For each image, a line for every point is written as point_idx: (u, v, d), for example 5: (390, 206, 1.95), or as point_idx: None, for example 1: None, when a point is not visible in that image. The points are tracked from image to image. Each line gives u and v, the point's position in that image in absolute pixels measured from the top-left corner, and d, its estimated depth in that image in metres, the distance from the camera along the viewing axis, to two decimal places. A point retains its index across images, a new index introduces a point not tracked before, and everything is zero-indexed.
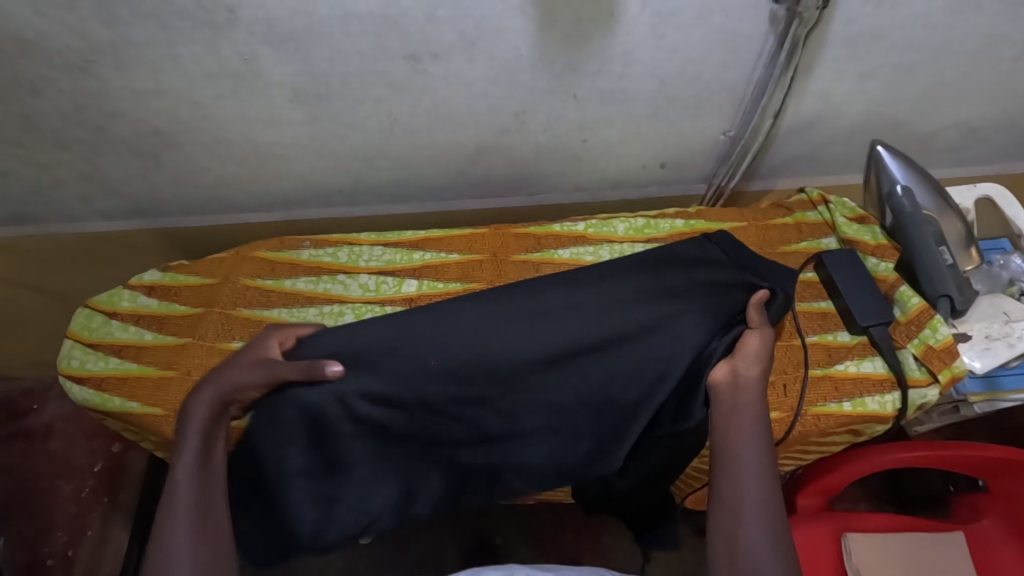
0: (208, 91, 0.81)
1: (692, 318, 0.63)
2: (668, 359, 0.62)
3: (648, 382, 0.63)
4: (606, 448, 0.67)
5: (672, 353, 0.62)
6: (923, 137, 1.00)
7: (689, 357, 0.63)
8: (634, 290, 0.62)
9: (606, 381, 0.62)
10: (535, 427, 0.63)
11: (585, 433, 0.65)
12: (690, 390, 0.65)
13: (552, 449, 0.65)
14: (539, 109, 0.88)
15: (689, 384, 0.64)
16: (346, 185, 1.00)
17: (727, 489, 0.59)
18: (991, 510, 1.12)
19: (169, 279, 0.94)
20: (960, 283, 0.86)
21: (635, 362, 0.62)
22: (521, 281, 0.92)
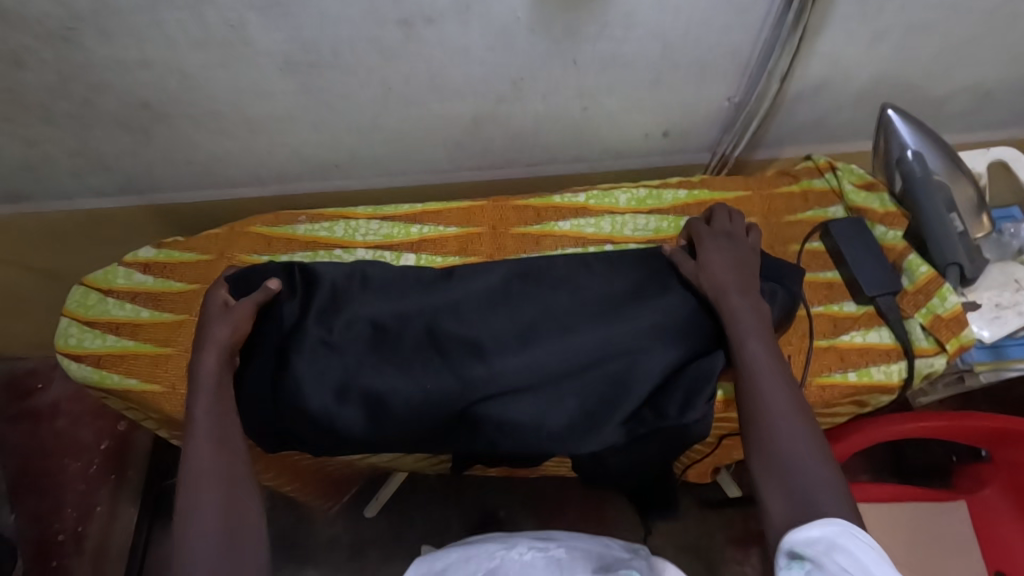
0: (194, 61, 0.78)
1: (671, 319, 0.78)
2: (654, 353, 0.76)
3: (642, 370, 0.75)
4: (599, 412, 0.74)
5: (657, 348, 0.76)
6: (935, 101, 0.97)
7: (674, 354, 0.76)
8: (617, 291, 0.82)
9: (604, 344, 0.76)
10: (535, 390, 0.75)
11: (574, 387, 0.75)
12: (695, 387, 0.74)
13: (550, 414, 0.74)
14: (538, 75, 0.85)
15: (674, 377, 0.76)
16: (341, 159, 0.98)
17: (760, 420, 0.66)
18: (994, 481, 1.14)
19: (163, 256, 0.93)
20: (971, 251, 0.83)
21: (620, 350, 0.76)
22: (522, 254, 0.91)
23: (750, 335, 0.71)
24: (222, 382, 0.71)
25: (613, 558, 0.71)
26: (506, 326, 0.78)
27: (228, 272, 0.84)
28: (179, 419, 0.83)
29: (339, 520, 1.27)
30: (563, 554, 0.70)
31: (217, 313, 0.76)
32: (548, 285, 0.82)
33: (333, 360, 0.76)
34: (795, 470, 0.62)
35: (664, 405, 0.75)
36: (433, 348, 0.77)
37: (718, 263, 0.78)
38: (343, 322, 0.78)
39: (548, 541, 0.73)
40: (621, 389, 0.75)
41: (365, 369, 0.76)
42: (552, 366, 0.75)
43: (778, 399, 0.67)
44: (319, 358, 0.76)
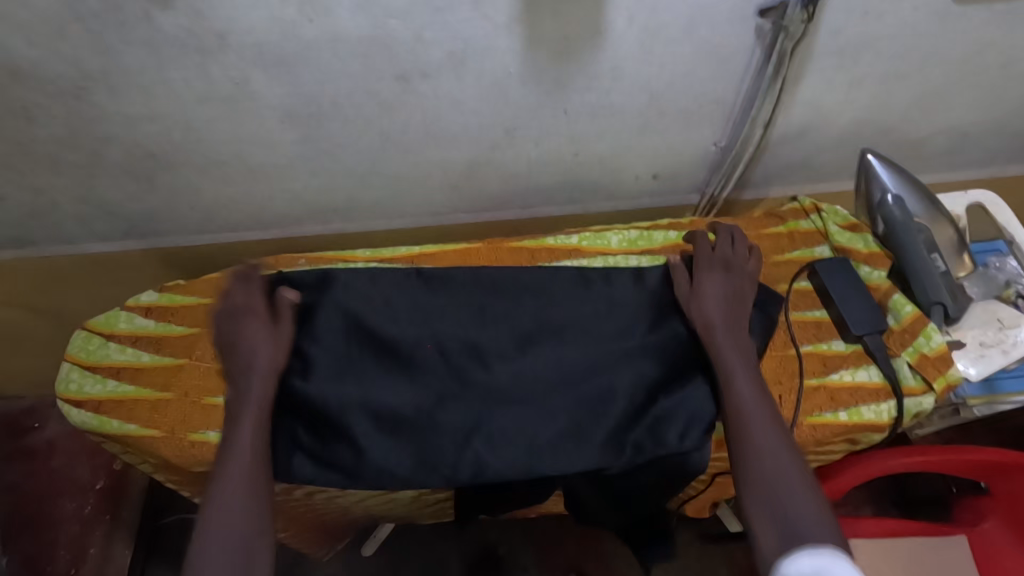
0: (199, 114, 0.81)
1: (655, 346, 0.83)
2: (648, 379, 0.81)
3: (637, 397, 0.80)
4: (585, 428, 0.79)
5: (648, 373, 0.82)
6: (914, 143, 1.00)
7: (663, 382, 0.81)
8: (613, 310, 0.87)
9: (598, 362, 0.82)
10: (539, 415, 0.80)
11: (566, 407, 0.80)
12: (689, 420, 0.79)
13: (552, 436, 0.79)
14: (530, 123, 0.88)
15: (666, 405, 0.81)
16: (341, 203, 1.01)
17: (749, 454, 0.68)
18: (994, 513, 1.13)
19: (165, 300, 0.94)
20: (953, 290, 0.85)
21: (617, 376, 0.81)
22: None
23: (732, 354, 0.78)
24: (262, 403, 0.77)
25: None
26: (508, 337, 0.85)
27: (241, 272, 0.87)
28: (178, 464, 0.83)
29: (337, 560, 1.26)
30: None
31: (257, 325, 0.83)
32: (548, 297, 0.88)
33: (348, 368, 0.84)
34: (787, 503, 0.64)
35: (665, 434, 0.78)
36: (439, 359, 0.83)
37: (712, 297, 0.83)
38: (365, 345, 0.85)
39: None
40: (617, 413, 0.79)
41: (375, 376, 0.83)
42: (548, 386, 0.81)
43: (765, 435, 0.69)
44: (334, 366, 0.84)
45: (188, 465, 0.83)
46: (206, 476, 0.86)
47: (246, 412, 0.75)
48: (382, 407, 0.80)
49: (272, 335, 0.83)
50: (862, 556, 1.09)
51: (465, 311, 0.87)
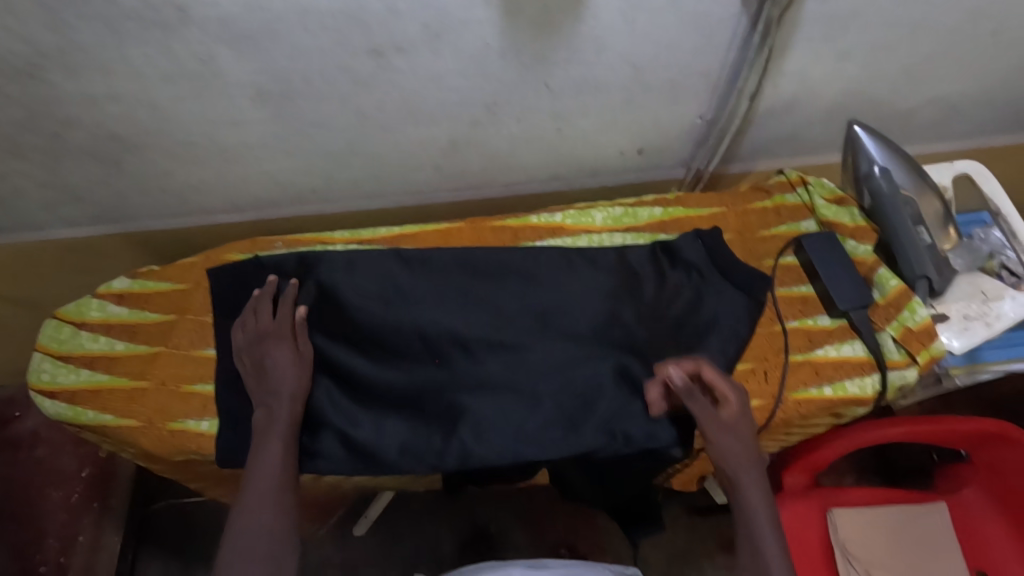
0: (164, 93, 0.78)
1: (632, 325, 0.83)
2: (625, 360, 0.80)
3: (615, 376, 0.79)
4: (573, 419, 0.78)
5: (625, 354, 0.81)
6: (902, 114, 0.99)
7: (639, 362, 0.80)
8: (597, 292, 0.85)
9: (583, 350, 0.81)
10: (517, 399, 0.79)
11: (552, 394, 0.79)
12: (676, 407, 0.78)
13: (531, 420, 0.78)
14: (511, 99, 0.85)
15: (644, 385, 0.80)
16: (318, 184, 0.98)
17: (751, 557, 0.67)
18: (975, 480, 1.15)
19: (138, 287, 0.92)
20: (939, 263, 0.85)
21: (593, 357, 0.80)
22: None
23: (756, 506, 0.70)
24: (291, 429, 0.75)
25: None
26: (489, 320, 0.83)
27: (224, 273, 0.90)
28: (157, 454, 0.82)
29: (329, 542, 1.26)
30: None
31: (271, 325, 0.81)
32: (530, 280, 0.87)
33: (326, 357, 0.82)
34: None
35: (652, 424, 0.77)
36: (420, 346, 0.82)
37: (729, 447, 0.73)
38: (343, 328, 0.84)
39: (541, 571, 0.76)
40: (596, 395, 0.79)
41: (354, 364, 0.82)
42: (528, 372, 0.80)
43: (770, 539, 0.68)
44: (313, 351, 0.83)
45: (168, 455, 0.82)
46: (187, 464, 0.84)
47: (274, 437, 0.73)
48: (359, 388, 0.81)
49: (299, 359, 0.79)
50: (843, 525, 1.11)
51: (444, 295, 0.86)
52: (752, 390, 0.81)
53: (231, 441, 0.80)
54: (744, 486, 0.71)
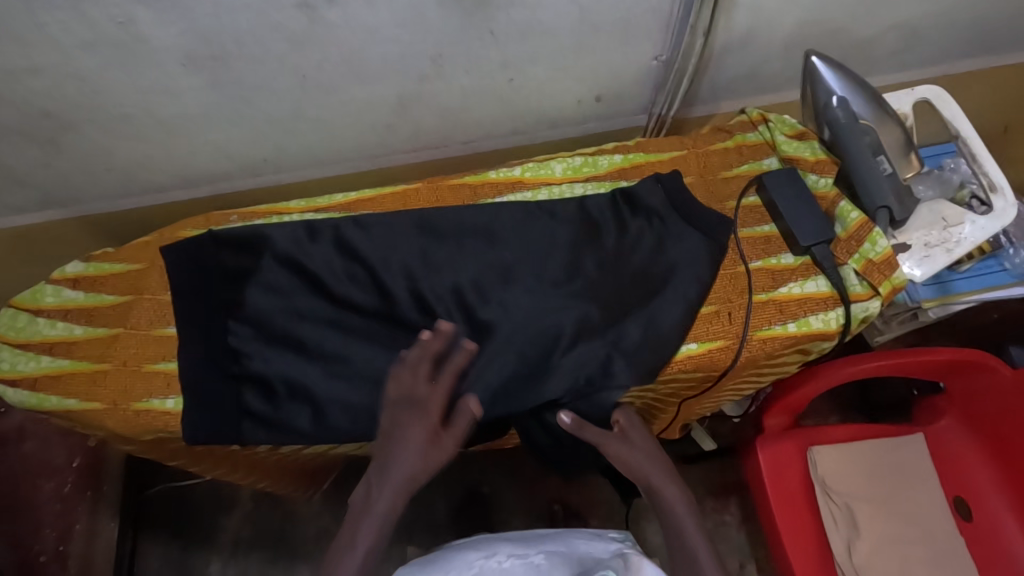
0: (89, 63, 0.74)
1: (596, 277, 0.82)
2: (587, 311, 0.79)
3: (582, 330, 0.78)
4: (535, 373, 0.77)
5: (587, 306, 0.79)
6: (863, 43, 0.96)
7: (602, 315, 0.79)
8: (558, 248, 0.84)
9: (545, 307, 0.79)
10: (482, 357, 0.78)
11: (514, 352, 0.78)
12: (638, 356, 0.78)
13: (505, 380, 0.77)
14: (456, 49, 0.82)
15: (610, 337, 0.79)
16: (269, 153, 0.95)
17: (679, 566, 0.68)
18: (950, 410, 1.17)
19: (93, 269, 0.90)
20: (900, 193, 0.83)
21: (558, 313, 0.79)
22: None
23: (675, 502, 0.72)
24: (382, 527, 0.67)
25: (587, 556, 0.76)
26: (452, 282, 0.82)
27: (177, 247, 0.86)
28: (125, 434, 0.81)
29: (326, 512, 1.31)
30: (542, 560, 0.75)
31: (420, 392, 0.70)
32: (492, 239, 0.85)
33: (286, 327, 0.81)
34: None
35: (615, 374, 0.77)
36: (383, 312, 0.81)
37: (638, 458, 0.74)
38: (305, 296, 0.82)
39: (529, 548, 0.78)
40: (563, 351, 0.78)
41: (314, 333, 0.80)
42: (490, 331, 0.79)
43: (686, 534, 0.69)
44: (273, 323, 0.81)
45: (136, 434, 0.82)
46: (158, 442, 0.84)
47: (366, 525, 0.67)
48: (322, 356, 0.80)
49: (431, 445, 0.69)
50: (822, 462, 1.12)
51: (405, 257, 0.83)
52: (716, 331, 0.80)
53: (196, 420, 0.78)
54: (660, 486, 0.73)
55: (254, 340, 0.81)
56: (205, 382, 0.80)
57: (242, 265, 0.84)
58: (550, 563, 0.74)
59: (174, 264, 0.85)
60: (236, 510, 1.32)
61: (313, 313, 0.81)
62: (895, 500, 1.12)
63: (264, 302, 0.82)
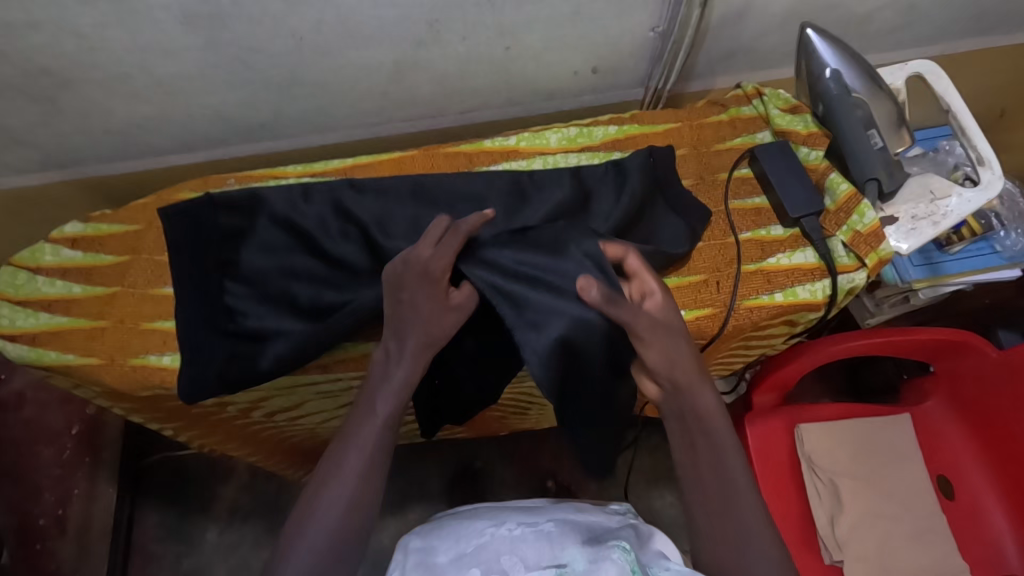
0: (87, 20, 0.75)
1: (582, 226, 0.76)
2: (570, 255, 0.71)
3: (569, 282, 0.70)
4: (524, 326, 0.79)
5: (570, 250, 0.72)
6: (860, 19, 0.97)
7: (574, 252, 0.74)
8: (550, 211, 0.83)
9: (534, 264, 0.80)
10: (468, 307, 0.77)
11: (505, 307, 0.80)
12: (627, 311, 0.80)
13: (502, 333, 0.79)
14: (452, 15, 0.83)
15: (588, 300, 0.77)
16: (266, 118, 0.96)
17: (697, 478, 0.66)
18: (936, 391, 1.19)
19: (91, 230, 0.91)
20: (890, 166, 0.84)
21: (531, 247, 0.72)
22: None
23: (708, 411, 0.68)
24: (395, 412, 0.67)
25: (602, 529, 0.73)
26: None
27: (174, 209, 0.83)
28: (123, 389, 0.83)
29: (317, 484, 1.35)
30: (552, 527, 0.71)
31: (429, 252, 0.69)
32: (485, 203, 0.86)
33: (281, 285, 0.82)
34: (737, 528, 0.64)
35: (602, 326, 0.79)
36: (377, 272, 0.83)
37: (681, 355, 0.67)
38: (302, 253, 0.84)
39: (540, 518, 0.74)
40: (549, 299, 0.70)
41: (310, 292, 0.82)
42: None
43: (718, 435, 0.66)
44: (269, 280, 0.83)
45: (133, 390, 0.83)
46: (155, 399, 0.86)
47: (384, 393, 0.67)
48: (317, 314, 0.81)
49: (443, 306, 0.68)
50: (810, 439, 1.13)
51: (398, 219, 0.85)
52: (704, 298, 0.82)
53: (193, 375, 0.78)
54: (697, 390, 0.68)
55: (250, 299, 0.82)
56: (197, 339, 0.80)
57: (237, 224, 0.85)
58: (561, 530, 0.70)
59: (170, 224, 0.83)
60: (233, 478, 1.36)
61: (308, 271, 0.83)
62: (879, 477, 1.14)
63: (258, 261, 0.84)
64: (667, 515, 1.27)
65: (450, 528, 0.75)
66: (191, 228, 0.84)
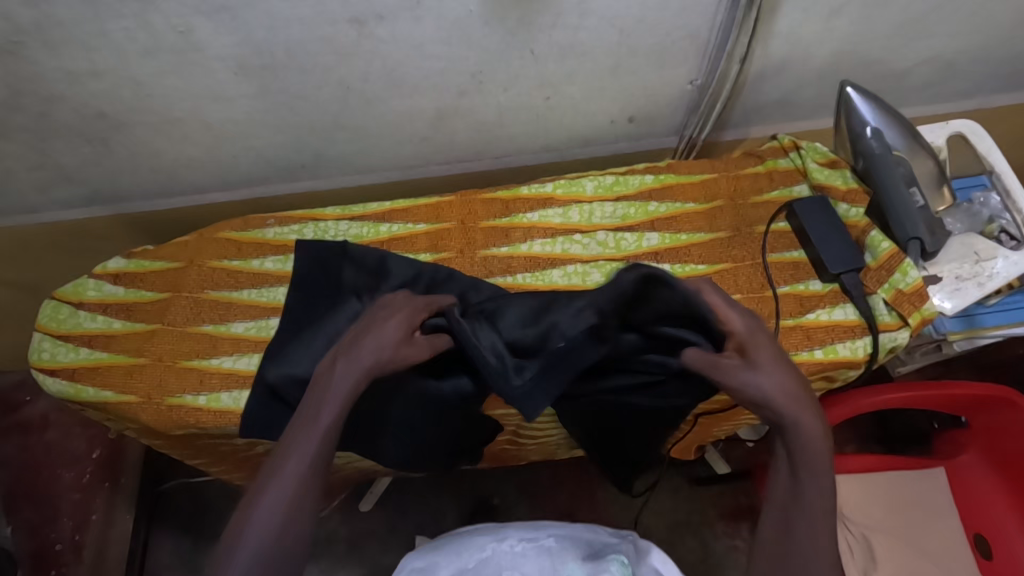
0: (146, 68, 0.78)
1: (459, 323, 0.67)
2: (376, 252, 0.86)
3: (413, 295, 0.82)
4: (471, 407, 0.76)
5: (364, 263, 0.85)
6: (897, 74, 0.98)
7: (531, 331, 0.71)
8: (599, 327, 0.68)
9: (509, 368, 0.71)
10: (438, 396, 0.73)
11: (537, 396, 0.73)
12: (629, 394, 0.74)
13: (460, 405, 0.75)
14: (496, 67, 0.84)
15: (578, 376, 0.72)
16: (307, 159, 0.98)
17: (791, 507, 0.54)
18: (972, 445, 1.15)
19: (133, 266, 0.92)
20: (932, 225, 0.84)
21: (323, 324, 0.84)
22: (495, 278, 0.88)
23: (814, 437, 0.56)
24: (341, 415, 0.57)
25: (601, 544, 0.79)
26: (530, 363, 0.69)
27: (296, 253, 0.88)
28: (156, 428, 0.83)
29: (334, 514, 1.27)
30: (553, 543, 0.79)
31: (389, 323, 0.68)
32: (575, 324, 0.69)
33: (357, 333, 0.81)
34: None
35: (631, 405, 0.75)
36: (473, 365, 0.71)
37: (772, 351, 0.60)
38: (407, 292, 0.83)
39: (539, 530, 0.81)
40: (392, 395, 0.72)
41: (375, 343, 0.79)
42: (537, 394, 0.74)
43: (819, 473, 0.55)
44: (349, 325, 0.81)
45: (167, 429, 0.83)
46: (186, 438, 0.86)
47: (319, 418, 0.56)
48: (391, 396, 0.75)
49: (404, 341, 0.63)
50: (841, 491, 1.12)
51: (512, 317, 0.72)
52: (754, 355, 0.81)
53: (255, 408, 0.81)
54: (794, 408, 0.57)
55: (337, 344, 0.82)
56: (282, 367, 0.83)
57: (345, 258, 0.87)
58: (560, 548, 0.78)
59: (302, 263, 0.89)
60: None
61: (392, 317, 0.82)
62: (912, 532, 1.11)
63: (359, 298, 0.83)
64: (687, 563, 1.24)
65: (449, 540, 0.81)
66: (318, 274, 0.86)
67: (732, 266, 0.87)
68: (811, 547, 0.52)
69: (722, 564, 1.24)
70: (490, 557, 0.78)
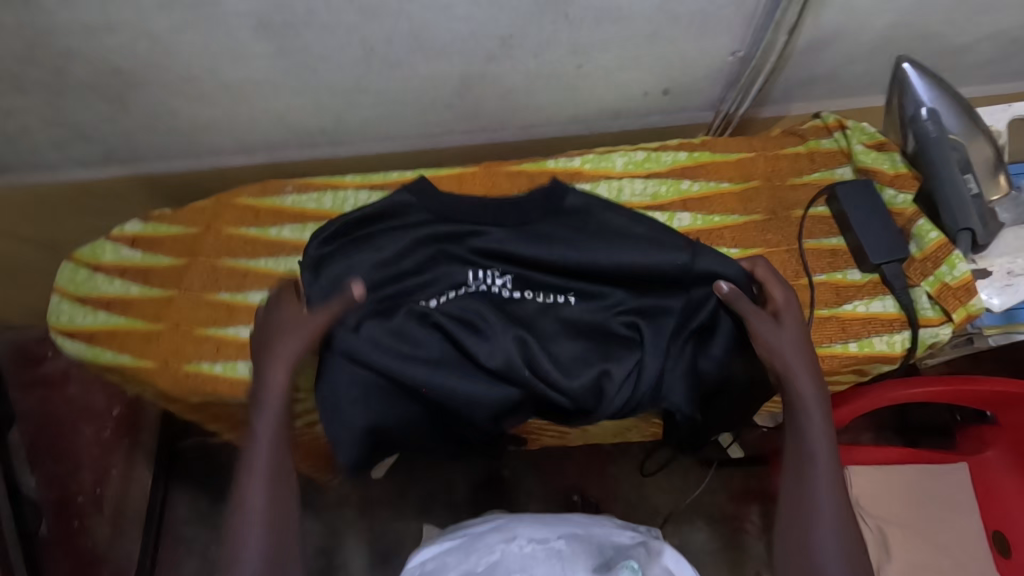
0: (163, 23, 0.74)
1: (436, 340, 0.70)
2: (404, 205, 0.74)
3: (479, 310, 0.70)
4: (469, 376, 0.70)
5: (381, 249, 0.72)
6: (955, 51, 0.91)
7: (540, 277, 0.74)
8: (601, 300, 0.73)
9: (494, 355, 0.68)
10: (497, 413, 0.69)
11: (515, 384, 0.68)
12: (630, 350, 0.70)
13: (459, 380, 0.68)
14: (526, 32, 0.80)
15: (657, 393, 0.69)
16: (328, 125, 0.95)
17: (794, 479, 0.62)
18: (998, 441, 1.11)
19: (150, 230, 0.91)
20: (985, 215, 0.79)
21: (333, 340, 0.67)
22: None
23: (802, 372, 0.65)
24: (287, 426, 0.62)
25: (613, 549, 0.78)
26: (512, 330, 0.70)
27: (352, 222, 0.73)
28: (174, 395, 0.83)
29: (348, 481, 1.27)
30: (563, 545, 0.77)
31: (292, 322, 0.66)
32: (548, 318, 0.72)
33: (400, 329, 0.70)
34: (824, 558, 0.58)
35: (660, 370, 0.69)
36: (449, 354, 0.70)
37: (788, 344, 0.66)
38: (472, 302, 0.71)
39: (551, 523, 0.79)
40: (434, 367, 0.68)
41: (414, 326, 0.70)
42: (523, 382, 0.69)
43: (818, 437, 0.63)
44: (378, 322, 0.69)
45: (184, 395, 0.83)
46: (203, 405, 0.86)
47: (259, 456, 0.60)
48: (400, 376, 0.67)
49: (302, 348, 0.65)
50: (858, 482, 1.09)
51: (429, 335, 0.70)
52: None
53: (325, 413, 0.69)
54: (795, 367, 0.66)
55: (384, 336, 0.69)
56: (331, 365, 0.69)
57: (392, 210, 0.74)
58: (571, 552, 0.76)
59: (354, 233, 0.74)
60: None
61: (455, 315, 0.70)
62: (933, 531, 1.08)
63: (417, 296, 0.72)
64: (696, 543, 1.24)
65: (461, 539, 0.77)
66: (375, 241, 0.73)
67: (768, 251, 0.83)
68: (815, 520, 0.59)
69: (732, 548, 1.23)
70: (499, 561, 0.75)
